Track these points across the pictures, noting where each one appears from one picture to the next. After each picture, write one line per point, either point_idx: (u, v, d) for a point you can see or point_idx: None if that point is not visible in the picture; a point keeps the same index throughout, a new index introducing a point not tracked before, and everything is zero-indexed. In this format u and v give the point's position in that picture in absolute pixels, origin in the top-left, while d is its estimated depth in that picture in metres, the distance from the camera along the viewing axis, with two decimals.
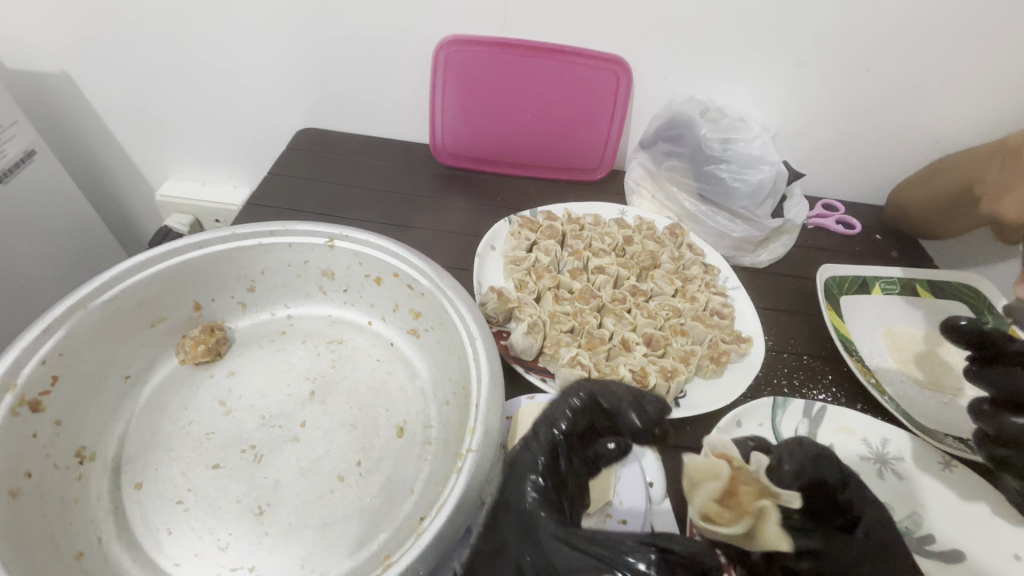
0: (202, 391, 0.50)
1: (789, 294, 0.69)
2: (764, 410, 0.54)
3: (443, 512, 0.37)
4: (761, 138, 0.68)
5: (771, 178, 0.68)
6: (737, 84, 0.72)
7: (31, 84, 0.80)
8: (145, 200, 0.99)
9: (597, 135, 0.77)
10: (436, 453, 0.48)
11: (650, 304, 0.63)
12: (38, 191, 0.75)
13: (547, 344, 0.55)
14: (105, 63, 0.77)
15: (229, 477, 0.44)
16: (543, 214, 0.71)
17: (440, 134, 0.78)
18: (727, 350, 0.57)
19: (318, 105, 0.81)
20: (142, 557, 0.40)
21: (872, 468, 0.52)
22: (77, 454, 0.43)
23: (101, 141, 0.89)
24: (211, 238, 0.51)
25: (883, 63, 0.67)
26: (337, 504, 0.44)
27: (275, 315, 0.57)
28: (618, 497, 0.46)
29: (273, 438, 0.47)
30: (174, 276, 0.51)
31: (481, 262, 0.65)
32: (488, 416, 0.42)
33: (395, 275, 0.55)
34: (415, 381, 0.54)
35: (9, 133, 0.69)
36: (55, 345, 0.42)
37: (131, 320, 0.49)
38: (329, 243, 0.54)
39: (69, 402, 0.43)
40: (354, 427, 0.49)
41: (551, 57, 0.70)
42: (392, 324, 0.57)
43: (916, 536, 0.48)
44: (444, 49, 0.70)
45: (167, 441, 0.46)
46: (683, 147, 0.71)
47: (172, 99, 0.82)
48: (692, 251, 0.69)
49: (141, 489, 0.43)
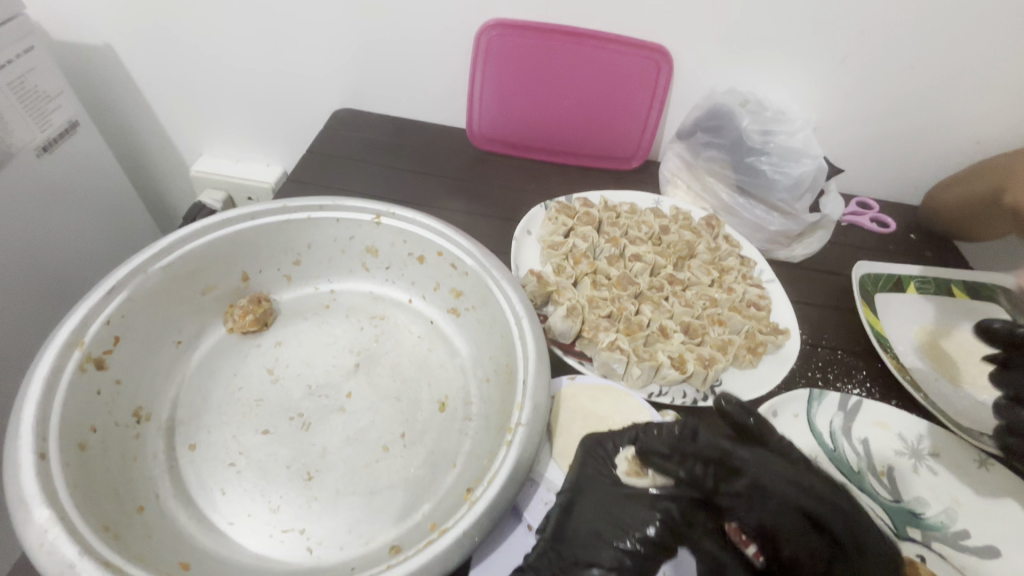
0: (250, 359, 0.51)
1: (823, 289, 0.69)
2: (800, 402, 0.54)
3: (495, 482, 0.38)
4: (804, 131, 0.68)
5: (812, 171, 0.67)
6: (779, 77, 0.71)
7: (77, 57, 0.81)
8: (178, 175, 1.00)
9: (635, 124, 0.77)
10: (477, 428, 0.49)
11: (686, 293, 0.63)
12: (81, 160, 0.76)
13: (586, 328, 0.56)
14: (149, 37, 0.78)
15: (279, 443, 0.45)
16: (580, 200, 0.70)
17: (477, 118, 0.78)
18: (764, 341, 0.58)
19: (356, 86, 0.81)
20: (198, 514, 0.41)
21: (907, 463, 0.52)
22: (135, 413, 0.45)
23: (140, 115, 0.90)
24: (262, 211, 0.52)
25: (930, 60, 0.67)
26: (382, 473, 0.45)
27: (318, 289, 0.58)
28: None
29: (320, 407, 0.48)
30: (226, 245, 0.52)
31: (518, 246, 0.65)
32: (536, 393, 0.43)
33: (438, 254, 0.55)
34: (456, 359, 0.54)
35: (55, 104, 0.70)
36: (117, 306, 0.44)
37: (184, 287, 0.50)
38: (375, 220, 0.55)
39: (128, 363, 0.45)
40: (397, 400, 0.50)
41: (593, 44, 0.70)
42: (432, 303, 0.58)
43: (952, 531, 0.49)
44: (487, 33, 0.70)
45: (219, 406, 0.47)
46: (722, 138, 0.71)
47: (211, 75, 0.82)
48: (728, 243, 0.69)
49: (195, 450, 0.44)
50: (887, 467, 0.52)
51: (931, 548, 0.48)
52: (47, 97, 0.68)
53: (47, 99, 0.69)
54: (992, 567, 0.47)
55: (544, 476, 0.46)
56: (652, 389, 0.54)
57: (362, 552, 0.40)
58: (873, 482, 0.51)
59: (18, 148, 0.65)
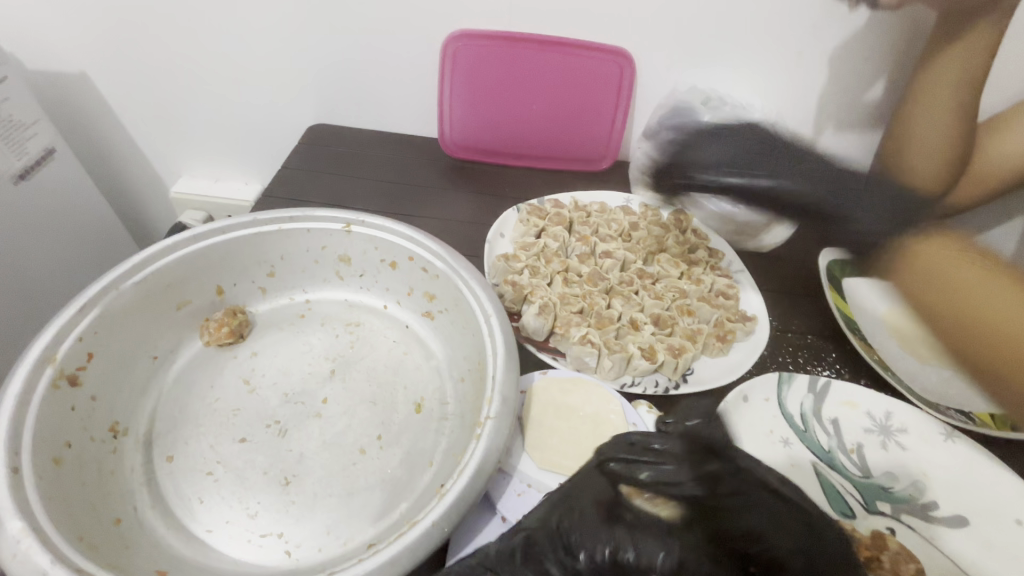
0: (226, 371, 0.52)
1: (789, 279, 0.70)
2: (770, 385, 0.56)
3: (464, 474, 0.39)
4: (762, 125, 0.70)
5: (772, 162, 0.69)
6: (738, 73, 0.73)
7: (53, 85, 0.82)
8: (158, 197, 1.01)
9: (601, 126, 0.79)
10: (453, 427, 0.49)
11: (656, 286, 0.64)
12: (60, 186, 0.77)
13: (558, 324, 0.57)
14: (122, 63, 0.79)
15: (256, 450, 0.46)
16: (551, 201, 0.72)
17: (448, 128, 0.80)
18: (732, 329, 0.59)
19: (328, 102, 0.82)
20: (176, 524, 0.42)
21: (876, 440, 0.53)
22: (112, 428, 0.46)
23: (117, 140, 0.91)
24: (234, 224, 0.54)
25: (879, 50, 0.69)
26: (360, 475, 0.46)
27: (294, 300, 0.59)
28: (632, 421, 0.51)
29: (296, 414, 0.49)
30: (200, 259, 0.53)
31: (491, 248, 0.66)
32: (504, 387, 0.44)
33: (409, 259, 0.57)
34: (431, 361, 0.55)
35: (31, 131, 0.71)
36: (90, 323, 0.45)
37: (159, 302, 0.51)
38: (346, 229, 0.56)
39: (103, 379, 0.46)
40: (374, 404, 0.51)
41: (554, 49, 0.72)
42: (406, 308, 0.59)
43: (920, 503, 0.50)
44: (452, 44, 0.72)
45: (196, 417, 0.48)
46: (686, 135, 0.73)
47: (186, 98, 0.84)
48: (697, 236, 0.70)
49: (172, 462, 0.45)
50: (856, 445, 0.53)
51: (901, 521, 0.49)
52: (22, 125, 0.69)
53: (23, 127, 0.69)
54: (960, 536, 0.48)
55: (517, 469, 0.46)
56: (625, 380, 0.55)
57: (340, 552, 0.41)
58: (843, 459, 0.52)
59: None
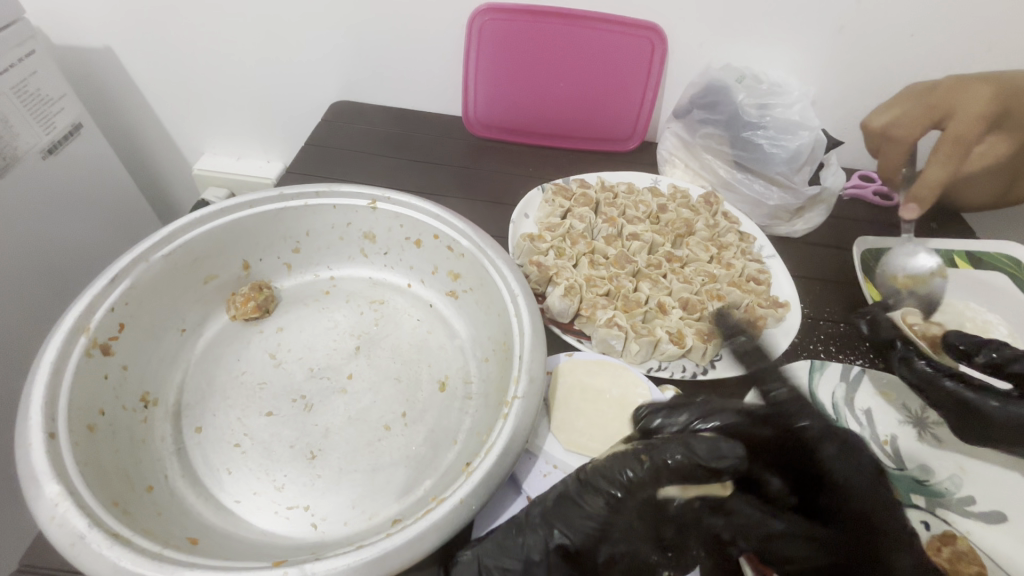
0: (253, 344, 0.52)
1: (825, 264, 0.67)
2: (801, 373, 0.54)
3: (492, 453, 0.39)
4: (800, 104, 0.67)
5: (809, 144, 0.67)
6: (775, 51, 0.70)
7: (80, 61, 0.82)
8: (182, 172, 1.02)
9: (630, 105, 0.76)
10: (477, 406, 0.49)
11: (685, 270, 0.63)
12: (85, 161, 0.77)
13: (583, 307, 0.56)
14: (147, 40, 0.79)
15: (282, 424, 0.46)
16: (577, 181, 0.70)
17: (472, 106, 0.78)
18: (764, 315, 0.57)
19: (350, 78, 0.81)
20: (205, 493, 0.42)
21: (911, 432, 0.52)
22: (142, 398, 0.46)
23: (142, 115, 0.91)
24: (260, 199, 0.53)
25: (928, 27, 0.65)
26: (384, 451, 0.46)
27: (319, 276, 0.59)
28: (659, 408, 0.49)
29: (321, 389, 0.49)
30: (227, 233, 0.53)
31: (516, 228, 0.65)
32: (532, 367, 0.43)
33: (434, 237, 0.56)
34: (455, 340, 0.55)
35: (58, 107, 0.71)
36: (121, 293, 0.45)
37: (187, 276, 0.51)
38: (371, 206, 0.56)
39: (133, 349, 0.47)
40: (399, 381, 0.51)
41: (584, 24, 0.70)
42: (431, 286, 0.59)
43: (956, 497, 0.48)
44: (479, 19, 0.70)
45: (223, 390, 0.48)
46: (719, 114, 0.70)
47: (210, 75, 0.84)
48: (727, 219, 0.68)
49: (201, 433, 0.46)
50: (890, 436, 0.51)
51: (935, 514, 0.47)
52: (50, 100, 0.70)
53: (50, 102, 0.70)
54: (997, 532, 0.46)
55: (542, 449, 0.46)
56: (652, 364, 0.54)
57: (366, 527, 0.41)
58: (875, 450, 0.51)
59: (24, 151, 0.66)
